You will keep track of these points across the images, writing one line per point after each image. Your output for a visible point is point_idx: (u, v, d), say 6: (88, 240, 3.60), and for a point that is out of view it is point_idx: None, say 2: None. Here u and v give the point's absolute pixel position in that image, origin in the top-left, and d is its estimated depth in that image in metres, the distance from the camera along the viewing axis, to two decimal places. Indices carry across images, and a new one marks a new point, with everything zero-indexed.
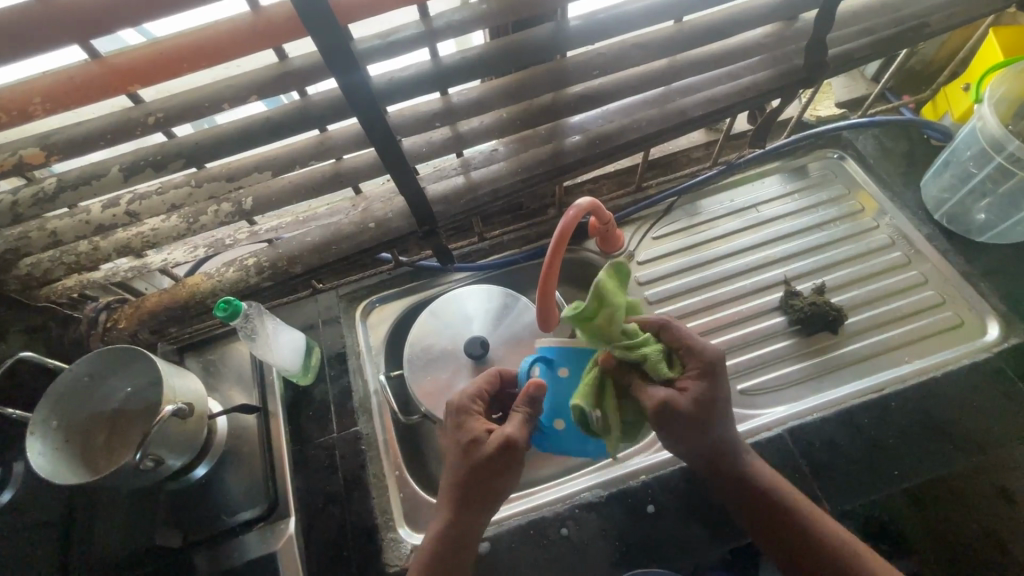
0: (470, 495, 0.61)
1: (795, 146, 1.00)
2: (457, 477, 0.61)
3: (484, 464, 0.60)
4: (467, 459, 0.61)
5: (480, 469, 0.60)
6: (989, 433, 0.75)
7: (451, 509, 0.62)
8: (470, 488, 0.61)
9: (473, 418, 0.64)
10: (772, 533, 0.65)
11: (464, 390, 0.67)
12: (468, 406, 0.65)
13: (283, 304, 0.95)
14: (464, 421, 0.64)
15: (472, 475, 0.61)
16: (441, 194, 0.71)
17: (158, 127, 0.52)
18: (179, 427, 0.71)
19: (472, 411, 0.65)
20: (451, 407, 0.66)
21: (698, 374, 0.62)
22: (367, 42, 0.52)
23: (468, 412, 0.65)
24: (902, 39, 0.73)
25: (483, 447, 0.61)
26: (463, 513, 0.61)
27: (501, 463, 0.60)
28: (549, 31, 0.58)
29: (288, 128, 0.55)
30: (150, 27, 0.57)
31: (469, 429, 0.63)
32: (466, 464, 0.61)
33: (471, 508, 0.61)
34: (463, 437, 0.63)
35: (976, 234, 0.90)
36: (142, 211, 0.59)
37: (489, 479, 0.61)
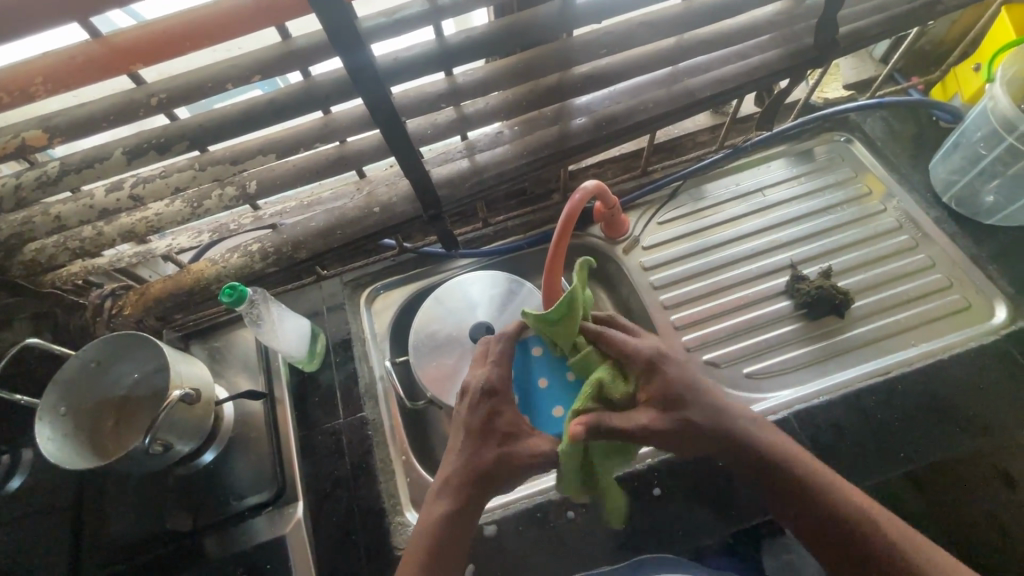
0: (485, 485, 0.61)
1: (802, 129, 0.99)
2: (480, 464, 0.61)
3: (513, 461, 0.61)
4: (495, 448, 0.61)
5: (508, 465, 0.61)
6: (995, 415, 0.75)
7: (462, 493, 0.61)
8: (488, 480, 0.61)
9: (511, 407, 0.64)
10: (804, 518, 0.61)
11: (500, 368, 0.65)
12: (506, 391, 0.64)
13: (287, 291, 0.96)
14: (499, 408, 0.63)
15: (496, 468, 0.61)
16: (446, 177, 0.71)
17: (161, 108, 0.51)
18: (185, 412, 0.71)
19: (509, 400, 0.64)
20: (482, 387, 0.63)
21: (647, 377, 0.62)
22: (373, 20, 0.51)
23: (502, 401, 0.63)
24: (916, 15, 0.71)
25: (520, 445, 0.61)
26: (470, 504, 0.61)
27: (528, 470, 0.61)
28: (557, 8, 0.56)
29: (291, 109, 0.54)
30: (143, 9, 0.58)
31: (506, 419, 0.63)
32: (493, 452, 0.61)
33: (480, 500, 0.61)
34: (498, 426, 0.62)
35: (985, 216, 0.89)
36: (146, 194, 0.58)
37: (508, 476, 0.61)
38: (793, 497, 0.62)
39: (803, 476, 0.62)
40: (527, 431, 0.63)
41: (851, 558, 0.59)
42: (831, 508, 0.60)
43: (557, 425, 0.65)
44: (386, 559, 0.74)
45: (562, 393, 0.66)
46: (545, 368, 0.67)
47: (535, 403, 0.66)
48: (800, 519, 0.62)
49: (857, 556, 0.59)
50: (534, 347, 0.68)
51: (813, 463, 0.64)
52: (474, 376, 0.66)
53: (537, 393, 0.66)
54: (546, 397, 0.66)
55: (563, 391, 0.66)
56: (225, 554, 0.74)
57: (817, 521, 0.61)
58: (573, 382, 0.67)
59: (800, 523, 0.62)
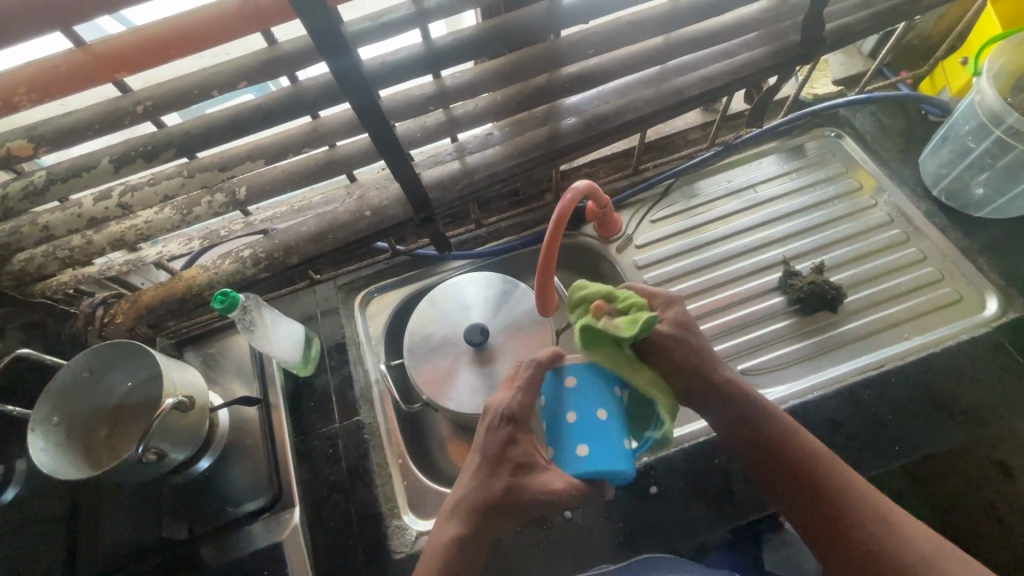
0: (496, 513, 0.60)
1: (792, 125, 0.99)
2: (490, 491, 0.60)
3: (523, 493, 0.59)
4: (506, 478, 0.60)
5: (516, 498, 0.59)
6: (988, 406, 0.76)
7: (472, 518, 0.61)
8: (499, 508, 0.60)
9: (527, 436, 0.62)
10: (790, 488, 0.63)
11: (523, 394, 0.62)
12: (524, 419, 0.62)
13: (281, 296, 0.96)
14: (516, 435, 0.62)
15: (505, 497, 0.59)
16: (437, 179, 0.71)
17: (147, 116, 0.50)
18: (180, 419, 0.71)
19: (526, 428, 0.62)
20: (502, 412, 0.63)
21: (666, 307, 0.70)
22: (358, 24, 0.51)
23: (520, 430, 0.62)
24: (902, 11, 0.71)
25: (532, 479, 0.59)
26: (477, 530, 0.61)
27: (538, 507, 0.58)
28: (543, 10, 0.57)
29: (279, 115, 0.54)
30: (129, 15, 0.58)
31: (522, 448, 0.61)
32: (503, 480, 0.60)
33: (487, 527, 0.61)
34: (512, 454, 0.61)
35: (975, 209, 0.89)
36: (135, 203, 0.58)
37: (516, 509, 0.59)
38: (782, 467, 0.63)
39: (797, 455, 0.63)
40: (543, 465, 0.59)
41: (826, 529, 0.61)
42: (824, 489, 0.61)
43: (574, 468, 0.56)
44: (384, 562, 0.74)
45: (590, 432, 0.57)
46: (577, 400, 0.58)
47: (560, 435, 0.59)
48: (788, 490, 0.63)
49: (829, 525, 0.61)
50: (570, 375, 0.60)
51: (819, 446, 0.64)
52: (497, 400, 0.65)
53: (562, 426, 0.59)
54: (570, 432, 0.58)
55: (591, 431, 0.57)
56: (223, 561, 0.74)
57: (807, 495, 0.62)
58: (604, 424, 0.57)
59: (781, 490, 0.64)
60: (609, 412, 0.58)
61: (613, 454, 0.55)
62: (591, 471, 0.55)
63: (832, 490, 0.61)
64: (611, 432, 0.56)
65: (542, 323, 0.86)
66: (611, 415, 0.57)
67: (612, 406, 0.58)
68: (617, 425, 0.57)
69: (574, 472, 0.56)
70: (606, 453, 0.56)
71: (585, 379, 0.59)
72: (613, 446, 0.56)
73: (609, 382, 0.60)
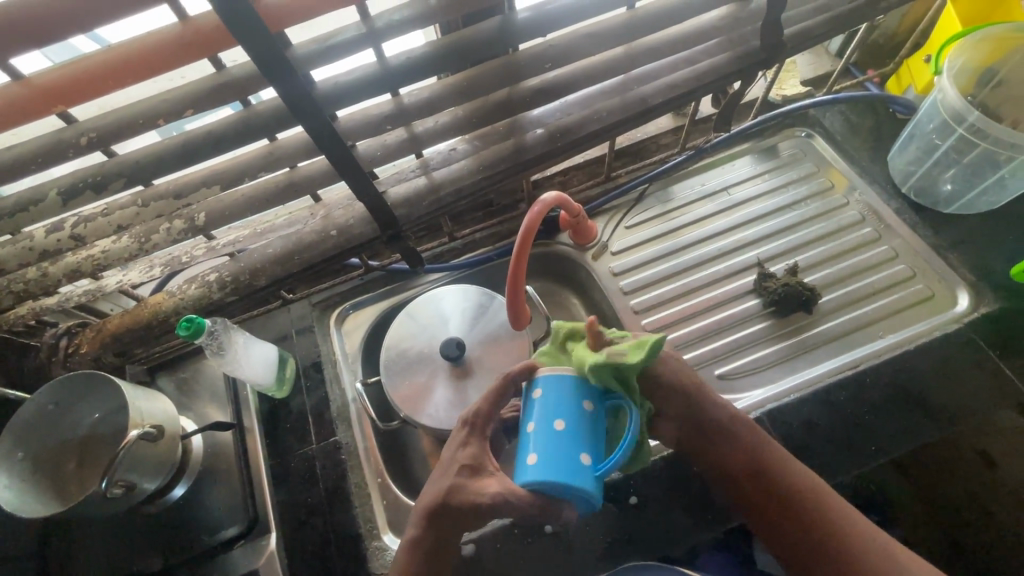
0: (443, 515, 0.59)
1: (763, 127, 1.00)
2: (437, 494, 0.60)
3: (465, 494, 0.59)
4: (452, 479, 0.60)
5: (458, 500, 0.59)
6: (963, 403, 0.75)
7: (422, 523, 0.60)
8: (444, 512, 0.59)
9: (479, 441, 0.63)
10: (768, 510, 0.64)
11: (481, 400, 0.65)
12: (480, 425, 0.64)
13: (254, 317, 0.94)
14: (469, 440, 0.63)
15: (449, 496, 0.59)
16: (403, 197, 0.70)
17: (93, 147, 0.50)
18: (149, 449, 0.70)
19: (481, 434, 0.64)
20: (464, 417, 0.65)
21: None
22: (307, 47, 0.50)
23: (474, 436, 0.64)
24: (860, 13, 0.71)
25: (477, 481, 0.59)
26: (427, 538, 0.60)
27: (477, 510, 0.58)
28: (497, 26, 0.56)
29: (232, 140, 0.53)
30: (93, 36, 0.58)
31: (470, 449, 0.62)
32: (450, 480, 0.60)
33: (437, 534, 0.60)
34: (462, 457, 0.62)
35: (944, 205, 0.90)
36: (88, 233, 0.57)
37: (460, 513, 0.59)
38: (754, 481, 0.65)
39: (777, 478, 0.64)
40: (489, 468, 0.61)
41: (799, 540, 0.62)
42: (789, 500, 0.63)
43: (525, 476, 0.53)
44: None
45: (547, 442, 0.55)
46: (540, 411, 0.57)
47: (521, 446, 0.57)
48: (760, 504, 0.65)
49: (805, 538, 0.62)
50: (538, 387, 0.60)
51: (801, 468, 0.65)
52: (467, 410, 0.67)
53: (524, 436, 0.57)
54: (527, 441, 0.56)
55: (547, 440, 0.55)
56: None
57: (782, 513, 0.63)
58: (562, 434, 0.55)
59: (753, 503, 0.65)
60: (568, 424, 0.56)
61: (563, 464, 0.53)
62: (541, 481, 0.53)
63: (805, 504, 0.63)
64: (566, 442, 0.55)
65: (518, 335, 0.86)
66: (569, 427, 0.56)
67: (573, 419, 0.57)
68: (574, 436, 0.55)
69: (524, 482, 0.53)
70: (560, 466, 0.53)
71: (551, 391, 0.59)
72: (566, 459, 0.54)
73: (576, 396, 0.59)
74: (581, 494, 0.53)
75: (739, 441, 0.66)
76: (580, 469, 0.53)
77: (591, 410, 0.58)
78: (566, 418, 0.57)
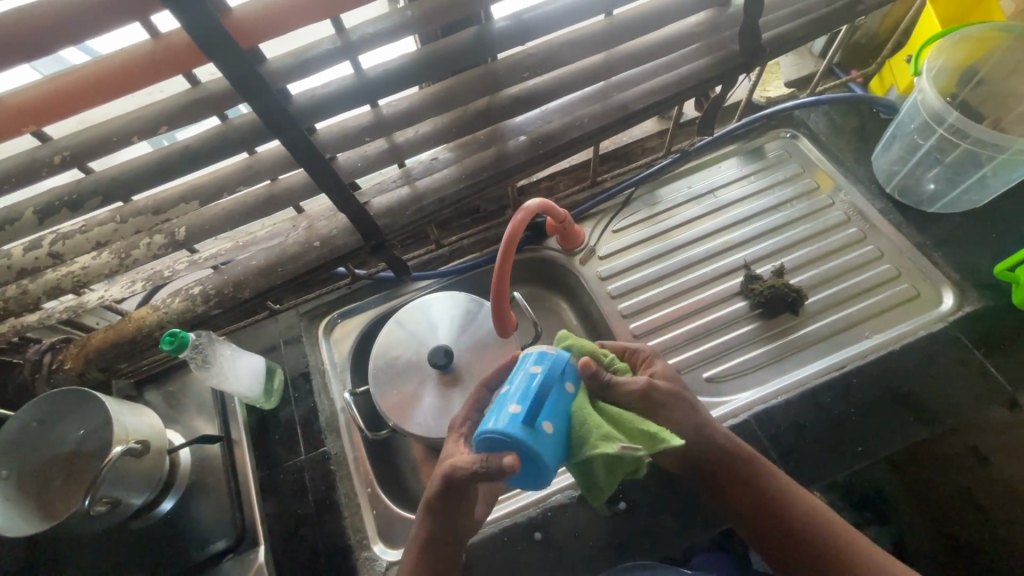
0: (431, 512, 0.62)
1: (748, 128, 1.00)
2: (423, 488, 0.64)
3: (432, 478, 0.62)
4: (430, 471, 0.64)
5: (430, 485, 0.61)
6: (950, 403, 0.76)
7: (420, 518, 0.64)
8: (429, 500, 0.62)
9: (448, 436, 0.66)
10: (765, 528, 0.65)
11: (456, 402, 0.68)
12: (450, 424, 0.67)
13: (242, 329, 0.94)
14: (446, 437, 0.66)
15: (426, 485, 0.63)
16: (386, 207, 0.70)
17: (67, 165, 0.49)
18: (135, 464, 0.70)
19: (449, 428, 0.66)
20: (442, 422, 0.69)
21: (649, 362, 0.70)
22: (281, 61, 0.50)
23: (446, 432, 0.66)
24: (838, 16, 0.71)
25: (441, 464, 0.62)
26: (428, 527, 0.63)
27: (443, 485, 0.60)
28: (473, 36, 0.56)
29: (208, 155, 0.53)
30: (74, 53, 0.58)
31: (447, 445, 0.65)
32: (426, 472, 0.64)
33: (435, 521, 0.63)
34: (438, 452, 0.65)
35: (928, 204, 0.90)
36: (66, 251, 0.57)
37: (434, 496, 0.61)
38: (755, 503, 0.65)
39: (794, 512, 0.64)
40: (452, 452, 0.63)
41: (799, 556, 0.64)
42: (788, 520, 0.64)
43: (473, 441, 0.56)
44: None
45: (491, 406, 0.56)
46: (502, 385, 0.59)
47: None
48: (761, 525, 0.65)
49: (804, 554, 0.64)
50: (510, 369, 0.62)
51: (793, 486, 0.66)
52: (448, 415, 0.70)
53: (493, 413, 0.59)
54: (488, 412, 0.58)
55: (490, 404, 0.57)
56: None
57: (802, 548, 0.64)
58: (501, 396, 0.56)
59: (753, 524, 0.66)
60: (509, 385, 0.56)
61: (494, 417, 0.53)
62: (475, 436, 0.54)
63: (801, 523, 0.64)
64: (501, 399, 0.55)
65: (505, 343, 0.85)
66: (508, 387, 0.56)
67: (515, 381, 0.57)
68: (508, 394, 0.55)
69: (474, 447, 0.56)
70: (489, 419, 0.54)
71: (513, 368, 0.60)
72: (496, 412, 0.54)
73: (527, 364, 0.58)
74: (511, 444, 0.52)
75: (738, 465, 0.66)
76: (506, 417, 0.53)
77: (538, 371, 0.57)
78: (510, 383, 0.57)
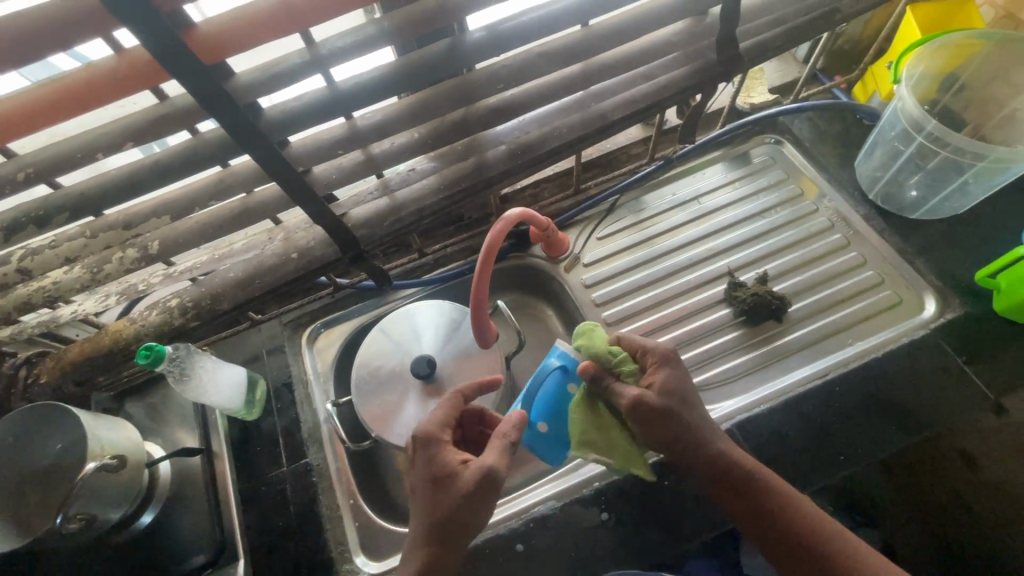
0: (442, 535, 0.61)
1: (733, 134, 1.00)
2: (434, 510, 0.61)
3: (453, 496, 0.61)
4: (440, 491, 0.62)
5: (455, 503, 0.61)
6: (934, 411, 0.75)
7: (432, 543, 0.61)
8: (448, 521, 0.61)
9: (439, 451, 0.65)
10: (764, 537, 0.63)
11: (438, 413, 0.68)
12: (433, 438, 0.66)
13: (224, 339, 0.93)
14: (431, 454, 0.65)
15: (444, 505, 0.61)
16: (364, 218, 0.69)
17: (32, 181, 0.49)
18: (110, 479, 0.69)
19: (439, 441, 0.65)
20: (419, 436, 0.66)
21: (657, 366, 0.67)
22: (249, 76, 0.50)
23: (439, 446, 0.65)
24: (814, 26, 0.71)
25: (459, 480, 0.61)
26: (444, 549, 0.61)
27: (480, 494, 0.61)
28: (446, 48, 0.56)
29: (178, 170, 0.52)
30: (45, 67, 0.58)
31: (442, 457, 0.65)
32: (435, 491, 0.62)
33: (452, 541, 0.61)
34: (433, 469, 0.63)
35: (910, 210, 0.90)
36: (36, 266, 0.56)
37: (459, 513, 0.61)
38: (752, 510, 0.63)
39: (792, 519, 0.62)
40: (458, 465, 0.63)
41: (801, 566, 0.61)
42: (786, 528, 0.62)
43: None
44: None
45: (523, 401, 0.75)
46: None
47: None
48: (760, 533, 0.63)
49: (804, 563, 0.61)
50: None
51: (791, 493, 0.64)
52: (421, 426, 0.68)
53: None
54: None
55: None
56: None
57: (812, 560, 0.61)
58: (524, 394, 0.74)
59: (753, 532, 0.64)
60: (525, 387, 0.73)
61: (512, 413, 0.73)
62: None
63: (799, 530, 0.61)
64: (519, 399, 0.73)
65: (488, 352, 0.85)
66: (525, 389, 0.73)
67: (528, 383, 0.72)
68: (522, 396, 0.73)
69: None
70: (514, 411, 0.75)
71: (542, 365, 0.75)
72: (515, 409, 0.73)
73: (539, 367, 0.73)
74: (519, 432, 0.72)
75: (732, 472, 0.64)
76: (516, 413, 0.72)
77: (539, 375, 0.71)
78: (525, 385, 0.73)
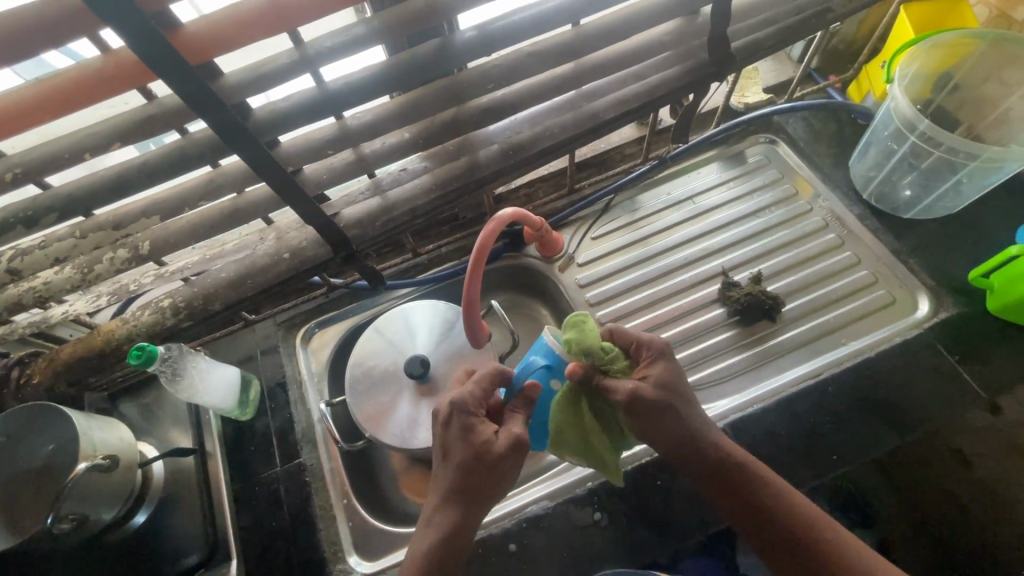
0: (468, 497, 0.61)
1: (727, 134, 1.00)
2: (465, 475, 0.61)
3: (488, 463, 0.60)
4: (475, 457, 0.61)
5: (490, 470, 0.60)
6: (927, 410, 0.75)
7: (459, 506, 0.61)
8: (479, 486, 0.61)
9: (473, 419, 0.63)
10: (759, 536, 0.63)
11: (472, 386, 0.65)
12: (468, 406, 0.64)
13: (218, 339, 0.93)
14: (465, 420, 0.63)
15: (478, 470, 0.61)
16: (356, 218, 0.69)
17: (20, 181, 0.49)
18: (103, 479, 0.69)
19: (471, 411, 0.64)
20: (454, 404, 0.64)
21: (652, 360, 0.66)
22: (238, 76, 0.50)
23: (473, 413, 0.63)
24: (806, 26, 0.71)
25: (493, 449, 0.61)
26: (469, 512, 0.61)
27: (513, 462, 0.61)
28: (436, 47, 0.56)
29: (168, 170, 0.52)
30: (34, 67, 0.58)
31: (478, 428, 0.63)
32: (470, 458, 0.61)
33: (477, 504, 0.62)
34: (468, 436, 0.62)
35: (904, 210, 0.90)
36: (25, 267, 0.56)
37: (490, 479, 0.61)
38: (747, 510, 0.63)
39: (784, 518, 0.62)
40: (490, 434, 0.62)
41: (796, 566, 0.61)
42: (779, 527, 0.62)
43: None
44: None
45: None
46: None
47: None
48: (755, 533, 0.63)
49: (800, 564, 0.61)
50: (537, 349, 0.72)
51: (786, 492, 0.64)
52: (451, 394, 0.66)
53: None
54: None
55: None
56: None
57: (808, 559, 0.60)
58: None
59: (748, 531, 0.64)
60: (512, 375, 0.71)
61: None
62: None
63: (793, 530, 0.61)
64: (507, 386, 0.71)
65: (482, 352, 0.85)
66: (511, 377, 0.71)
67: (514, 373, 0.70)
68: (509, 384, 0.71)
69: None
70: None
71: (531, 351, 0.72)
72: None
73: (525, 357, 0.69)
74: None
75: (727, 472, 0.64)
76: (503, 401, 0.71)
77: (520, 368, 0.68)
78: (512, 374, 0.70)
